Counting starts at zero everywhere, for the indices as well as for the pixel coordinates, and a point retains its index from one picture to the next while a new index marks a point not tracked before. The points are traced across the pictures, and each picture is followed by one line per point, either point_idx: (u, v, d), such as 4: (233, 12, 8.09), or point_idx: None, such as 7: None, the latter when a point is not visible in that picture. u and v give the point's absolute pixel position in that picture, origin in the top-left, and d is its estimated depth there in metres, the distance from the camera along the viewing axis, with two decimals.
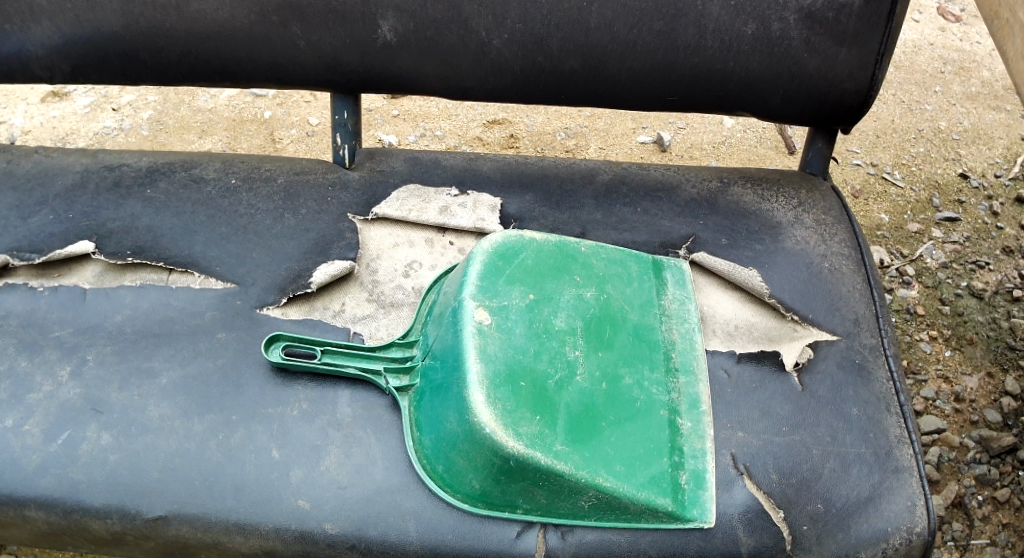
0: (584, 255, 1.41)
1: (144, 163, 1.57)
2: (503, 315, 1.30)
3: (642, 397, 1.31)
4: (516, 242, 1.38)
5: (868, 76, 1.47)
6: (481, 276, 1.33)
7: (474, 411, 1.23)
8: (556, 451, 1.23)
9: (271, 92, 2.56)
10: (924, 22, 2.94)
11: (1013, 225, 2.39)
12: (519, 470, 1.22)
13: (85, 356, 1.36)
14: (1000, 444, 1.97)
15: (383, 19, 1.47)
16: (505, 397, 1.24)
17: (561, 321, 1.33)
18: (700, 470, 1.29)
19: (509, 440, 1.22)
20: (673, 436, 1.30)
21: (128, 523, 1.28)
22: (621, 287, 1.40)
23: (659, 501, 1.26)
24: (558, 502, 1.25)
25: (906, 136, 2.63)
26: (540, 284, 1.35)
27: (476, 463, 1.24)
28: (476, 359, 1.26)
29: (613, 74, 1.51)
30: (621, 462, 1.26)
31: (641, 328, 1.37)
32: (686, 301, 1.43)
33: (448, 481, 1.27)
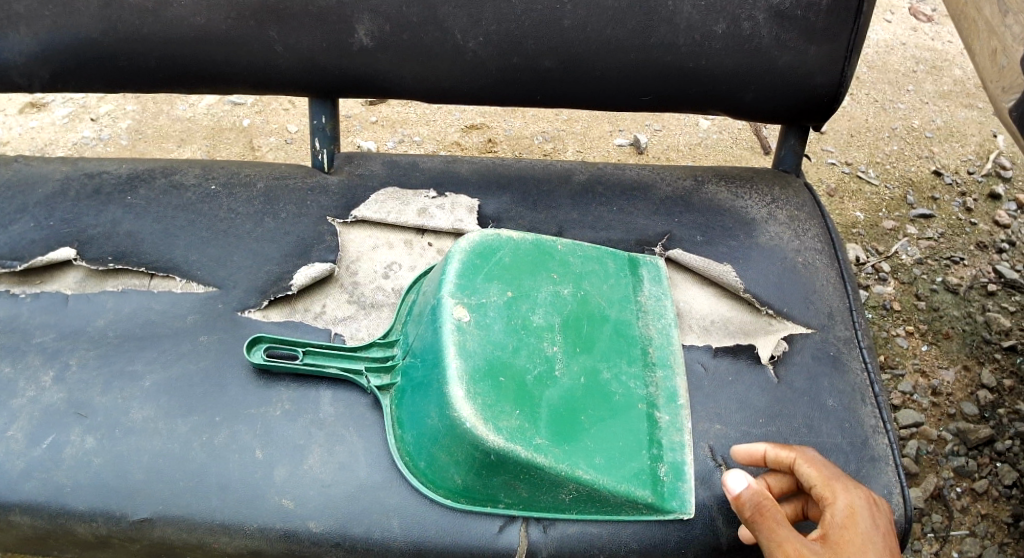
0: (561, 252, 1.43)
1: (124, 170, 1.58)
2: (482, 311, 1.32)
3: (620, 391, 1.33)
4: (494, 241, 1.40)
5: (837, 72, 1.50)
6: (460, 274, 1.35)
7: (454, 406, 1.24)
8: (536, 444, 1.25)
9: (249, 101, 2.57)
10: (896, 22, 2.98)
11: (986, 221, 2.43)
12: (500, 463, 1.24)
13: (67, 360, 1.37)
14: (977, 436, 2.00)
15: (359, 22, 1.49)
16: (485, 392, 1.26)
17: (539, 317, 1.35)
18: (679, 462, 1.31)
19: (490, 434, 1.23)
20: (652, 428, 1.32)
21: (113, 525, 1.28)
22: (598, 284, 1.42)
23: (639, 493, 1.28)
24: (539, 495, 1.27)
25: (879, 135, 2.67)
26: (519, 281, 1.37)
27: (457, 457, 1.26)
28: (455, 354, 1.27)
29: (587, 75, 1.53)
30: (601, 455, 1.28)
31: (619, 323, 1.40)
32: (662, 296, 1.46)
33: (430, 478, 1.28)
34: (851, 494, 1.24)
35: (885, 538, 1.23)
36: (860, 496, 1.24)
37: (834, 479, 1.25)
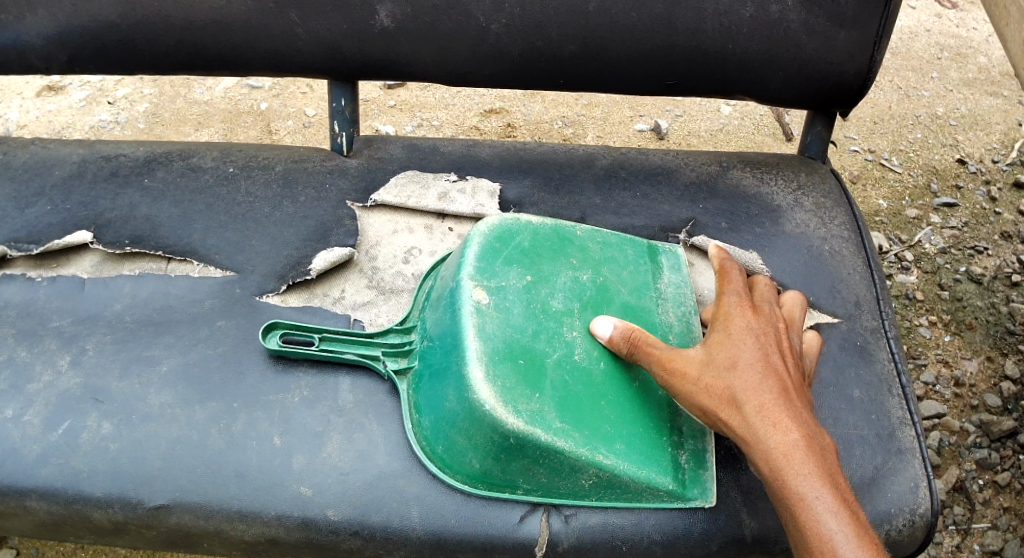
0: (581, 238, 1.41)
1: (141, 153, 1.56)
2: (501, 294, 1.30)
3: (641, 377, 1.31)
4: (513, 225, 1.38)
5: (867, 59, 1.47)
6: (479, 257, 1.33)
7: (474, 388, 1.22)
8: (556, 428, 1.22)
9: (266, 85, 2.55)
10: (920, 8, 2.94)
11: (1011, 210, 2.39)
12: (519, 448, 1.22)
13: (84, 345, 1.36)
14: (1001, 428, 1.96)
15: (380, 5, 1.46)
16: (505, 375, 1.23)
17: (559, 301, 1.32)
18: (701, 449, 1.29)
19: (510, 417, 1.21)
20: (673, 415, 1.30)
21: (129, 512, 1.27)
22: (618, 270, 1.40)
23: (661, 480, 1.26)
24: (558, 481, 1.25)
25: (903, 122, 2.63)
26: (538, 265, 1.35)
27: (476, 441, 1.24)
28: (474, 337, 1.25)
29: (611, 59, 1.50)
30: (622, 440, 1.26)
31: (638, 310, 1.37)
32: (683, 284, 1.43)
33: (448, 462, 1.27)
34: (731, 307, 1.30)
35: (764, 337, 1.27)
36: (737, 307, 1.30)
37: (722, 296, 1.33)
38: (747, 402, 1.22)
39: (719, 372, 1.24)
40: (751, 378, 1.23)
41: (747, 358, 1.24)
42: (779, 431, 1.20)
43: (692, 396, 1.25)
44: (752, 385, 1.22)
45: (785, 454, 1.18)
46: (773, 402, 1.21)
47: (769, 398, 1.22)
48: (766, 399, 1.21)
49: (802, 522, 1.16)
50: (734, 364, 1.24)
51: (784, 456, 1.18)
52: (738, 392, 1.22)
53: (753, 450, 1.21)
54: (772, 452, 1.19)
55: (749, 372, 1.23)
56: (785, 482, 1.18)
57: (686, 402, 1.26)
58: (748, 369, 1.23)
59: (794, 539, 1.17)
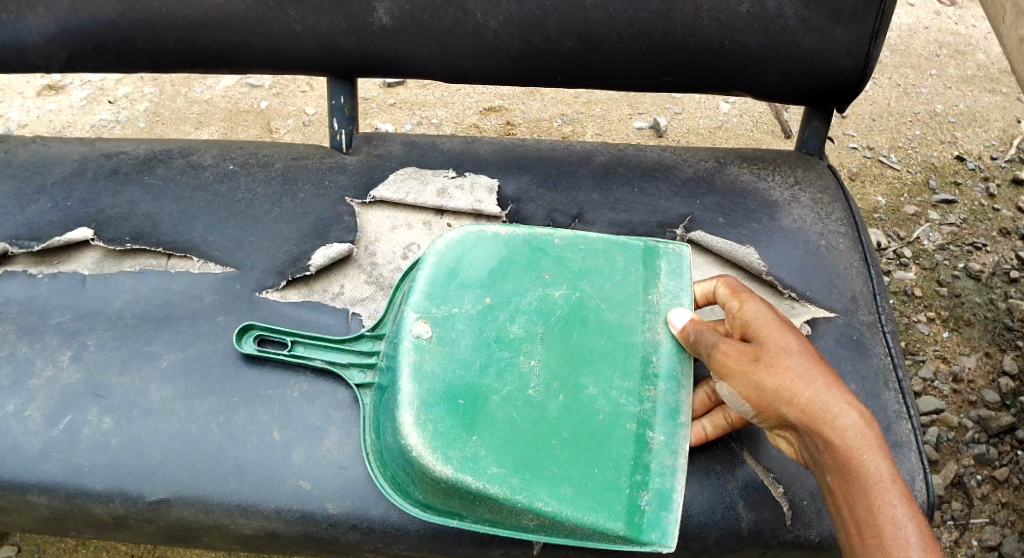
0: (558, 248, 1.38)
1: (142, 150, 1.57)
2: (447, 326, 1.30)
3: (606, 409, 1.28)
4: (475, 241, 1.37)
5: (863, 54, 1.47)
6: (431, 282, 1.33)
7: (403, 435, 1.24)
8: (490, 474, 1.23)
9: (266, 83, 2.56)
10: (919, 6, 2.94)
11: (1010, 207, 2.39)
12: (450, 490, 1.23)
13: (85, 341, 1.37)
14: (999, 423, 1.97)
15: (378, 2, 1.47)
16: (438, 417, 1.25)
17: (517, 327, 1.31)
18: (668, 490, 1.25)
19: (437, 464, 1.22)
20: (640, 451, 1.26)
21: (130, 506, 1.28)
22: (599, 283, 1.35)
23: (610, 526, 1.23)
24: (504, 519, 1.24)
25: (901, 119, 2.63)
26: (499, 286, 1.34)
27: (413, 479, 1.25)
28: (409, 377, 1.26)
29: (609, 55, 1.51)
30: (569, 484, 1.24)
31: (618, 331, 1.32)
32: (680, 293, 1.35)
33: (398, 487, 1.26)
34: (758, 298, 1.29)
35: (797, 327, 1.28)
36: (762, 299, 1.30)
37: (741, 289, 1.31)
38: (814, 381, 1.21)
39: (778, 353, 1.22)
40: (811, 361, 1.23)
41: (797, 342, 1.24)
42: (850, 410, 1.20)
43: (749, 378, 1.22)
44: (814, 366, 1.22)
45: (862, 432, 1.19)
46: (837, 382, 1.22)
47: (832, 378, 1.22)
48: (831, 378, 1.22)
49: (875, 505, 1.17)
50: (788, 347, 1.23)
51: (861, 434, 1.19)
52: (802, 373, 1.21)
53: (825, 429, 1.19)
54: (846, 434, 1.19)
55: (805, 355, 1.23)
56: (862, 461, 1.18)
57: (738, 384, 1.23)
58: (801, 351, 1.23)
59: (861, 522, 1.18)
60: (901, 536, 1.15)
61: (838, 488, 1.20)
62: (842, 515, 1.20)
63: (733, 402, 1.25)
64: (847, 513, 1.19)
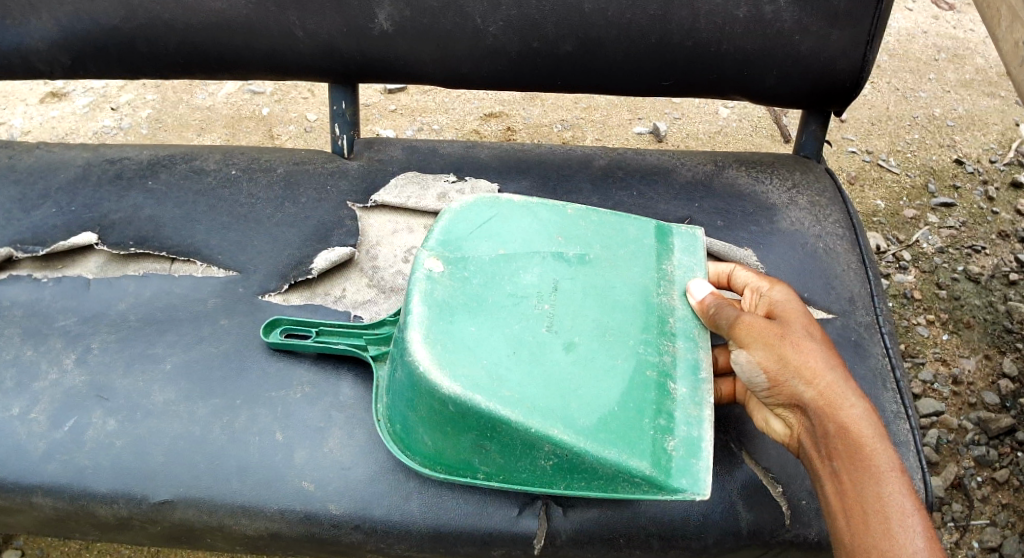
0: (571, 217, 1.40)
1: (145, 156, 1.59)
2: (460, 266, 1.31)
3: (626, 355, 1.27)
4: (490, 207, 1.40)
5: (860, 56, 1.49)
6: (446, 233, 1.35)
7: (411, 351, 1.23)
8: (501, 396, 1.21)
9: (268, 90, 2.58)
10: (917, 11, 2.96)
11: (1009, 210, 2.40)
12: (459, 415, 1.21)
13: (89, 343, 1.38)
14: (999, 425, 1.98)
15: (379, 8, 1.49)
16: (447, 339, 1.24)
17: (531, 275, 1.32)
18: (694, 436, 1.24)
19: (446, 380, 1.21)
20: (662, 397, 1.25)
21: (133, 507, 1.29)
22: (612, 249, 1.37)
23: (635, 464, 1.20)
24: (514, 462, 1.23)
25: (900, 123, 2.65)
26: (514, 240, 1.35)
27: (422, 413, 1.24)
28: (419, 301, 1.26)
29: (608, 58, 1.52)
30: (586, 416, 1.21)
31: (634, 290, 1.33)
32: (694, 267, 1.38)
33: (406, 436, 1.28)
34: (785, 285, 1.33)
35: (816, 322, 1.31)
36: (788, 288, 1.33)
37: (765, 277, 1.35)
38: (833, 369, 1.22)
39: (801, 335, 1.24)
40: (828, 349, 1.25)
41: (818, 332, 1.27)
42: (862, 402, 1.22)
43: (772, 347, 1.23)
44: (832, 356, 1.24)
45: (873, 424, 1.21)
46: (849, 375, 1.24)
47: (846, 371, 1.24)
48: (845, 371, 1.24)
49: (884, 491, 1.18)
50: (811, 332, 1.25)
51: (872, 425, 1.20)
52: (822, 359, 1.23)
53: (840, 416, 1.20)
54: (857, 422, 1.20)
55: (825, 344, 1.25)
56: (873, 451, 1.19)
57: (758, 350, 1.24)
58: (821, 341, 1.25)
59: (867, 508, 1.18)
60: (907, 524, 1.16)
61: (844, 475, 1.20)
62: (845, 502, 1.20)
63: (749, 370, 1.24)
64: (852, 500, 1.19)
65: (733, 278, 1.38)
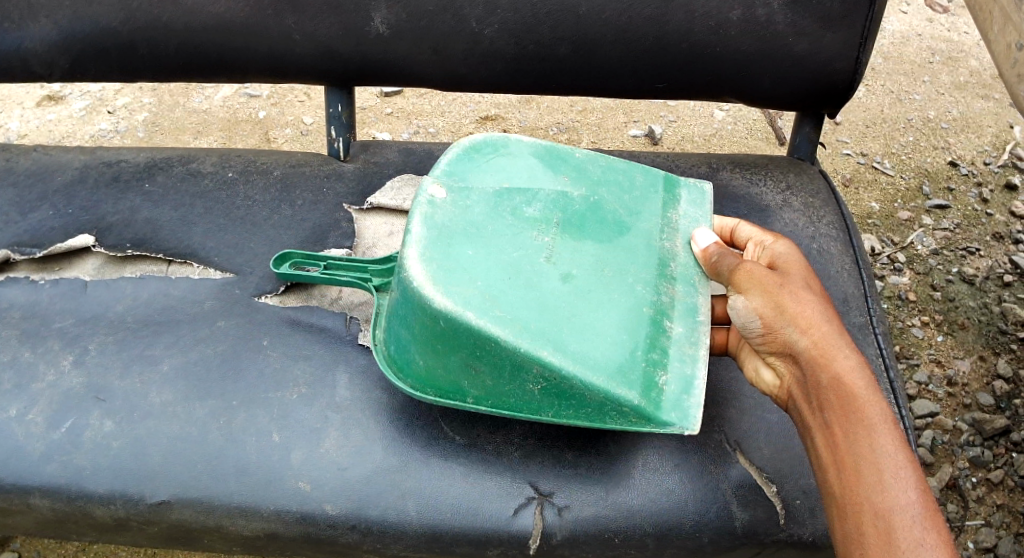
0: (578, 160, 1.41)
1: (142, 159, 1.60)
2: (463, 194, 1.32)
3: (622, 292, 1.28)
4: (499, 143, 1.41)
5: (853, 58, 1.49)
6: (453, 164, 1.36)
7: (405, 267, 1.24)
8: (492, 315, 1.21)
9: (264, 94, 2.58)
10: (912, 13, 2.97)
11: (1003, 211, 2.41)
12: (450, 333, 1.22)
13: (86, 345, 1.38)
14: (993, 426, 1.98)
15: (376, 11, 1.49)
16: (443, 258, 1.25)
17: (533, 209, 1.33)
18: (688, 375, 1.24)
19: (438, 296, 1.22)
20: (658, 334, 1.26)
21: (131, 508, 1.30)
22: (617, 194, 1.38)
23: (627, 395, 1.21)
24: (503, 385, 1.24)
25: (895, 126, 2.66)
26: (520, 176, 1.36)
27: (415, 332, 1.26)
28: (419, 221, 1.27)
29: (604, 61, 1.53)
30: (577, 342, 1.22)
31: (635, 232, 1.34)
32: (700, 218, 1.39)
33: (401, 361, 1.30)
34: (788, 243, 1.33)
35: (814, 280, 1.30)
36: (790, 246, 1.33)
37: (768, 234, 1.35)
38: (827, 321, 1.21)
39: (798, 286, 1.23)
40: (825, 303, 1.23)
41: (817, 287, 1.26)
42: (856, 356, 1.19)
43: (771, 295, 1.22)
44: (827, 309, 1.22)
45: (866, 378, 1.18)
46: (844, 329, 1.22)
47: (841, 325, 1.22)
48: (841, 324, 1.22)
49: (877, 444, 1.14)
50: (809, 285, 1.25)
51: (864, 379, 1.18)
52: (816, 311, 1.21)
53: (832, 367, 1.18)
54: (849, 374, 1.18)
55: (822, 298, 1.24)
56: (866, 404, 1.16)
57: (757, 297, 1.22)
58: (817, 295, 1.24)
59: (857, 459, 1.14)
60: (901, 476, 1.12)
61: (835, 427, 1.17)
62: (835, 454, 1.16)
63: (745, 315, 1.23)
64: (843, 453, 1.16)
65: (737, 233, 1.39)
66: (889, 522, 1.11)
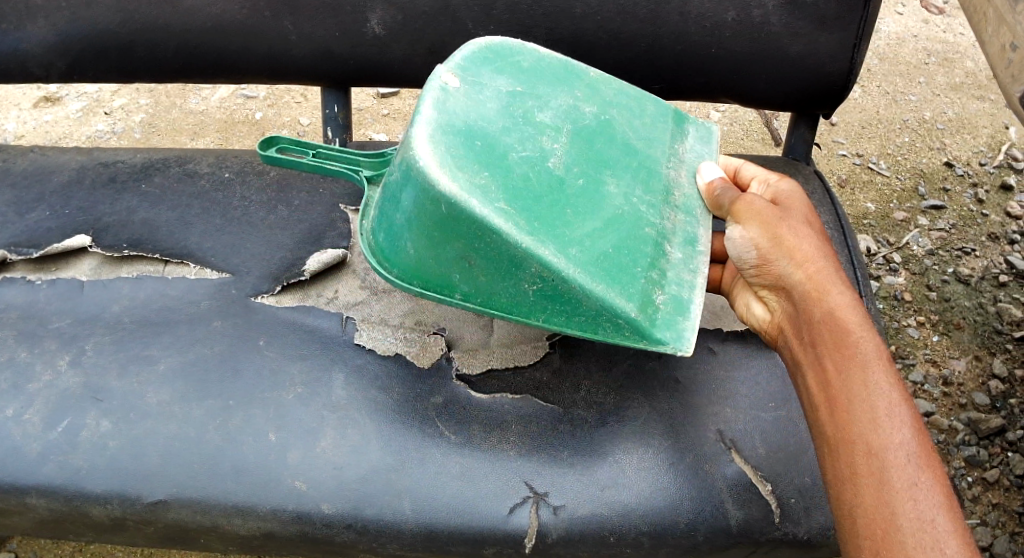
0: (592, 77, 1.38)
1: (139, 160, 1.60)
2: (475, 88, 1.28)
3: (628, 209, 1.28)
4: (516, 47, 1.36)
5: (847, 59, 1.50)
6: (467, 60, 1.31)
7: (414, 146, 1.20)
8: (496, 208, 1.20)
9: (261, 95, 2.59)
10: (907, 15, 2.98)
11: (998, 212, 2.42)
12: (449, 219, 1.20)
13: (83, 345, 1.39)
14: (989, 426, 1.99)
15: (373, 12, 1.50)
16: (452, 145, 1.22)
17: (545, 115, 1.30)
18: (684, 298, 1.26)
19: (444, 181, 1.19)
20: (657, 255, 1.27)
21: (128, 508, 1.30)
22: (628, 116, 1.37)
23: (624, 308, 1.22)
24: (495, 283, 1.23)
25: (890, 127, 2.66)
26: (534, 84, 1.33)
27: (411, 216, 1.23)
28: (431, 107, 1.24)
29: (599, 62, 1.54)
30: (579, 249, 1.22)
31: (644, 156, 1.34)
32: (705, 155, 1.40)
33: (388, 250, 1.27)
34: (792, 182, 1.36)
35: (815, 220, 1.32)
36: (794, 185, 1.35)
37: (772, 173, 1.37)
38: (825, 258, 1.23)
39: (798, 222, 1.26)
40: (823, 241, 1.26)
41: (818, 226, 1.28)
42: (852, 295, 1.21)
43: (768, 225, 1.25)
44: (825, 247, 1.25)
45: (862, 316, 1.20)
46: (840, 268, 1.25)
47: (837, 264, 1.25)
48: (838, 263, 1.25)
49: (870, 379, 1.16)
50: (810, 222, 1.28)
51: (860, 316, 1.20)
52: (811, 248, 1.24)
53: (827, 301, 1.20)
54: (844, 309, 1.20)
55: (821, 235, 1.27)
56: (861, 340, 1.18)
57: (754, 228, 1.25)
58: (817, 232, 1.27)
59: (852, 396, 1.16)
60: (894, 414, 1.14)
61: (828, 362, 1.19)
62: (828, 392, 1.19)
63: (741, 247, 1.26)
64: (836, 389, 1.18)
65: (740, 172, 1.40)
66: (882, 460, 1.13)
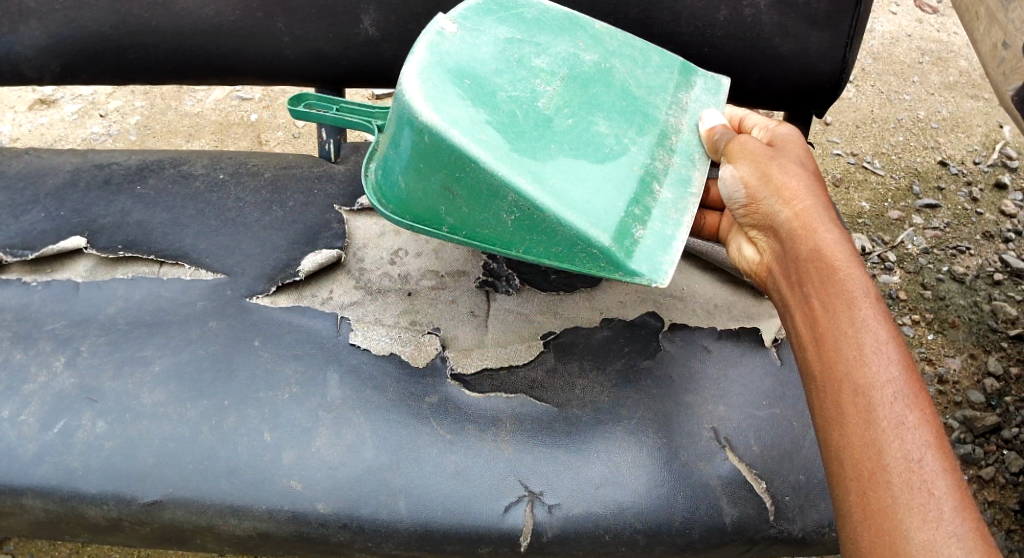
0: (597, 29, 1.39)
1: (133, 161, 1.61)
2: (473, 34, 1.31)
3: (617, 148, 1.28)
4: None
5: (839, 58, 1.51)
6: (470, 9, 1.34)
7: (402, 82, 1.24)
8: (476, 137, 1.21)
9: (257, 96, 2.59)
10: (901, 14, 2.98)
11: (992, 211, 2.43)
12: (431, 151, 1.22)
13: (77, 347, 1.39)
14: (985, 423, 1.99)
15: (366, 14, 1.50)
16: (439, 81, 1.25)
17: (541, 61, 1.32)
18: (668, 235, 1.25)
19: (427, 111, 1.21)
20: (642, 191, 1.26)
21: (123, 508, 1.31)
22: (631, 66, 1.38)
23: (598, 238, 1.21)
24: (478, 213, 1.24)
25: (884, 126, 2.67)
26: (535, 33, 1.35)
27: (400, 149, 1.26)
28: (425, 46, 1.27)
29: None
30: (558, 180, 1.22)
31: (642, 103, 1.34)
32: (710, 104, 1.39)
33: (384, 186, 1.30)
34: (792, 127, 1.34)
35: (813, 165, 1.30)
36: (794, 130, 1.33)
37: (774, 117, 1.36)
38: (814, 197, 1.22)
39: (787, 162, 1.25)
40: (815, 181, 1.24)
41: (811, 166, 1.26)
42: (842, 235, 1.19)
43: (759, 165, 1.25)
44: (816, 188, 1.23)
45: (851, 254, 1.17)
46: (831, 208, 1.23)
47: (828, 204, 1.23)
48: (829, 204, 1.22)
49: (857, 314, 1.13)
50: (802, 162, 1.26)
51: (848, 254, 1.17)
52: (801, 187, 1.22)
53: (813, 238, 1.19)
54: (831, 247, 1.18)
55: (812, 176, 1.25)
56: (848, 277, 1.15)
57: (744, 166, 1.26)
58: (808, 173, 1.25)
59: (838, 334, 1.13)
60: (881, 352, 1.11)
61: (815, 300, 1.17)
62: (814, 330, 1.16)
63: (731, 186, 1.26)
64: (821, 326, 1.15)
65: (744, 122, 1.37)
66: (868, 399, 1.09)
